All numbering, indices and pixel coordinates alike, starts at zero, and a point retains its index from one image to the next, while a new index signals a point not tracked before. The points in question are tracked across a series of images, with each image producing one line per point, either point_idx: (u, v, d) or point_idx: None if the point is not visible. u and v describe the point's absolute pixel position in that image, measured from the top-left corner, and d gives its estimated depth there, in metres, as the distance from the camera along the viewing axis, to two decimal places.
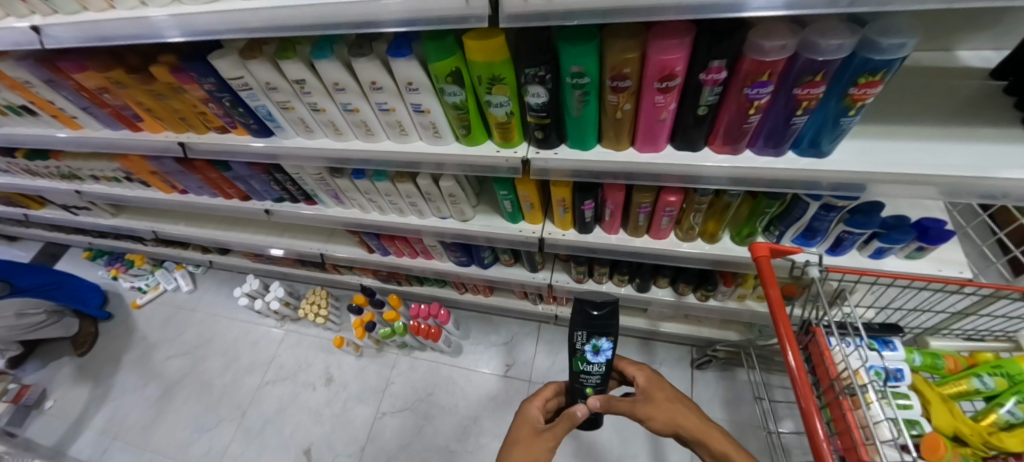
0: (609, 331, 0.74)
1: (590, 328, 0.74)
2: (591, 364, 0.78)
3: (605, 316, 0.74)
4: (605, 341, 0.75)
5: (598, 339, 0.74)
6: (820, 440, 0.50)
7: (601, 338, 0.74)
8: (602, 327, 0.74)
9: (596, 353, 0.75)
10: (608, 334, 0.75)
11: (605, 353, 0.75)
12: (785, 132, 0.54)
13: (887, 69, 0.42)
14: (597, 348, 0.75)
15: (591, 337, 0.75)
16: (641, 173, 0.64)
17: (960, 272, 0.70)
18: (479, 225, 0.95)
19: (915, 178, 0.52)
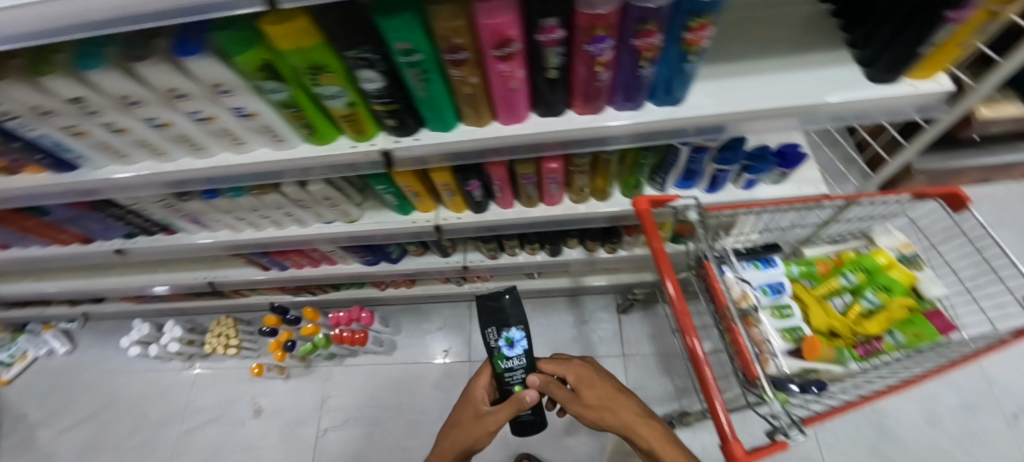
0: (516, 321, 0.80)
1: (496, 323, 0.80)
2: (510, 359, 0.80)
3: (508, 309, 0.80)
4: (516, 333, 0.80)
5: (509, 330, 0.80)
6: (708, 376, 0.54)
7: (510, 330, 0.80)
8: (507, 317, 0.80)
9: (509, 345, 0.80)
10: (516, 324, 0.80)
11: (519, 344, 0.80)
12: (637, 85, 0.52)
13: (711, 9, 0.41)
14: (511, 340, 0.80)
15: (502, 332, 0.80)
16: (511, 147, 0.61)
17: (818, 189, 0.76)
18: (371, 222, 0.88)
19: (757, 114, 0.54)
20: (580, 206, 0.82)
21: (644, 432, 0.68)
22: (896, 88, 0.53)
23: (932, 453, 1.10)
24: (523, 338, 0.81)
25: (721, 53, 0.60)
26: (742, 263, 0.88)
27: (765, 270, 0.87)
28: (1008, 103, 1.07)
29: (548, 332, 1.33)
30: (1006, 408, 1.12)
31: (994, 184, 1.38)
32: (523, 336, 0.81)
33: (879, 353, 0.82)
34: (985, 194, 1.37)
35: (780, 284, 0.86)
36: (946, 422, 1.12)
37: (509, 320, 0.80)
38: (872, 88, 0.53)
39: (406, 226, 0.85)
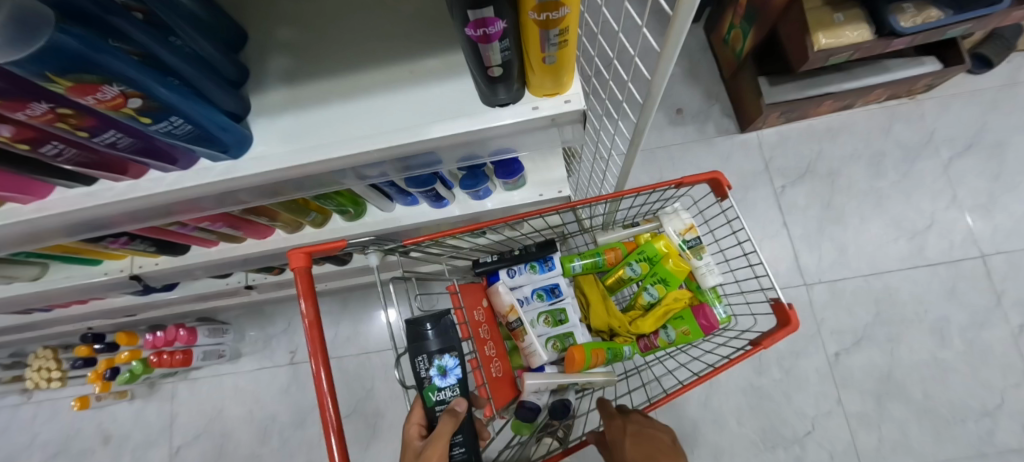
0: (454, 343, 0.57)
1: (429, 350, 0.56)
2: (443, 392, 0.56)
3: (441, 334, 0.57)
4: (451, 359, 0.57)
5: (440, 358, 0.56)
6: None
7: (445, 356, 0.56)
8: (446, 337, 0.57)
9: (443, 375, 0.56)
10: (450, 349, 0.57)
11: (454, 372, 0.57)
12: (125, 151, 0.35)
13: (49, 73, 0.24)
14: (442, 370, 0.56)
15: (432, 358, 0.56)
16: (61, 227, 0.45)
17: (559, 193, 0.64)
18: (59, 278, 0.73)
19: (337, 164, 0.40)
20: (293, 238, 0.67)
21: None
22: (519, 112, 0.38)
23: (752, 401, 1.11)
24: (461, 365, 0.57)
25: (314, 66, 0.42)
26: (518, 267, 0.78)
27: (543, 273, 0.79)
28: (847, 27, 0.93)
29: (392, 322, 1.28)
30: (828, 349, 1.12)
31: (856, 110, 1.28)
32: (461, 363, 0.57)
33: (654, 348, 0.77)
34: (845, 123, 1.27)
35: (556, 286, 0.79)
36: (770, 369, 1.13)
37: (450, 341, 0.57)
38: (482, 114, 0.38)
39: (95, 280, 0.70)
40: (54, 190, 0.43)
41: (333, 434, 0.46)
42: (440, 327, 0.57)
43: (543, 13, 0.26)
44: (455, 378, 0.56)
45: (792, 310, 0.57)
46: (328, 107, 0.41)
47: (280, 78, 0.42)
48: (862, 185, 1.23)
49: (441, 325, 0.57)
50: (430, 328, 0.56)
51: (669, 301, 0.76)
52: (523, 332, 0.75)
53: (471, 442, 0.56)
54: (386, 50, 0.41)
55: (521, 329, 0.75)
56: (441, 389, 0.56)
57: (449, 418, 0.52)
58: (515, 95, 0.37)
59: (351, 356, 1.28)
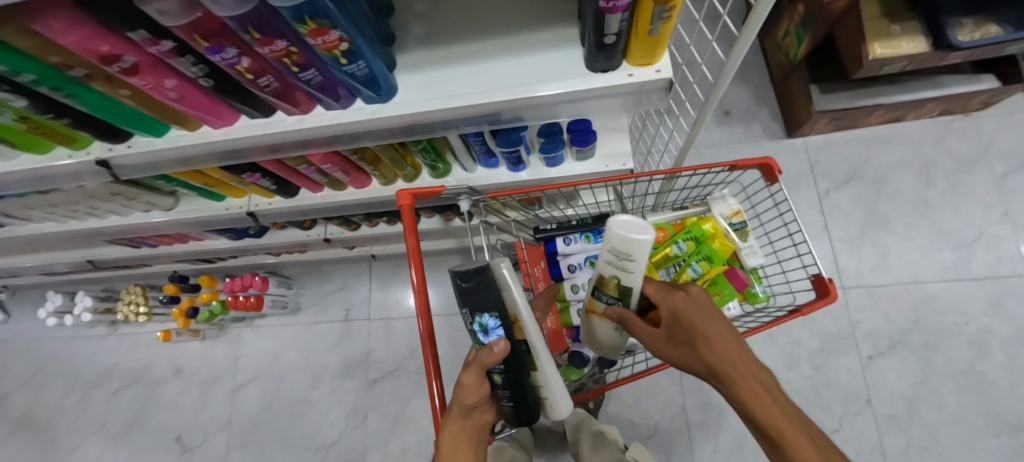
0: (497, 306, 0.55)
1: (471, 304, 0.57)
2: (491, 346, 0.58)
3: (482, 291, 0.55)
4: (492, 318, 0.56)
5: (480, 317, 0.56)
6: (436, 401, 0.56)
7: (485, 315, 0.56)
8: (487, 298, 0.55)
9: (486, 332, 0.56)
10: (492, 309, 0.56)
11: (495, 331, 0.56)
12: (316, 88, 0.46)
13: (307, 14, 0.35)
14: (482, 327, 0.56)
15: (472, 314, 0.56)
16: (234, 152, 0.56)
17: (623, 166, 0.72)
18: (187, 210, 0.86)
19: (465, 111, 0.49)
20: (387, 189, 0.78)
21: (799, 436, 0.37)
22: (616, 77, 0.47)
23: None
24: (501, 325, 0.56)
25: (444, 33, 0.52)
26: (574, 235, 0.87)
27: (596, 242, 0.87)
28: (904, 38, 0.96)
29: (440, 289, 1.38)
30: (862, 351, 1.15)
31: (908, 122, 1.29)
32: (501, 323, 0.55)
33: None
34: (895, 134, 1.29)
35: None
36: (800, 365, 1.17)
37: (488, 301, 0.55)
38: (586, 77, 0.47)
39: (218, 214, 0.83)
40: (239, 118, 0.55)
41: (434, 378, 0.57)
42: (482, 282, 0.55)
43: None
44: (498, 335, 0.56)
45: (833, 283, 0.65)
46: (459, 66, 0.50)
47: (416, 41, 0.52)
48: (909, 195, 1.25)
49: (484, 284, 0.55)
50: (471, 289, 0.56)
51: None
52: (521, 324, 0.58)
53: (512, 378, 0.58)
54: (506, 22, 0.50)
55: (519, 318, 0.58)
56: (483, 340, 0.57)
57: (480, 357, 0.52)
58: (614, 64, 0.46)
59: (399, 317, 1.38)
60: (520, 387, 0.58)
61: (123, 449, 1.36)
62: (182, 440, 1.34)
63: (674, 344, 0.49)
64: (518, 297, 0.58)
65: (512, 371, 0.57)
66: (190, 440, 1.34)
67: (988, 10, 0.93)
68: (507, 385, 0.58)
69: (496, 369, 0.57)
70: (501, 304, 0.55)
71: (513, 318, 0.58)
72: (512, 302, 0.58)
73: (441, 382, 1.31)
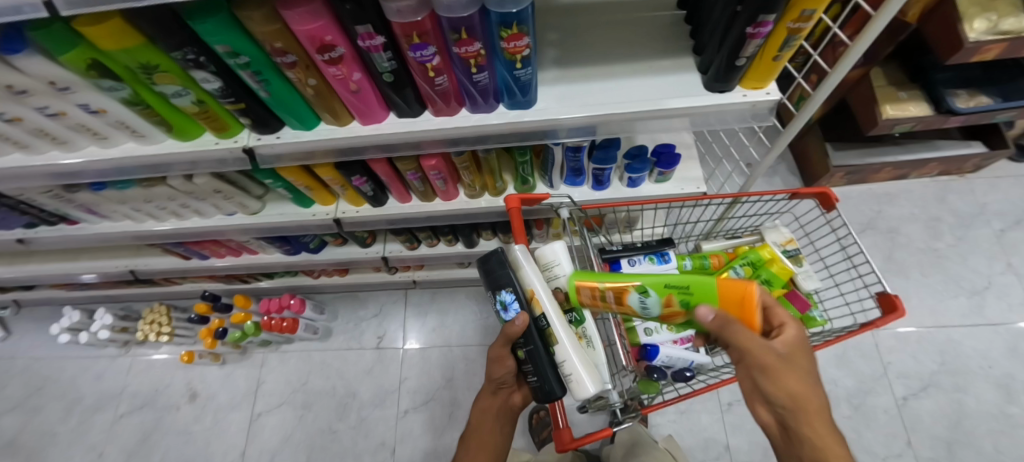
0: (507, 280, 0.61)
1: (492, 284, 0.63)
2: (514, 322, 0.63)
3: (499, 269, 0.62)
4: (509, 294, 0.61)
5: (500, 293, 0.63)
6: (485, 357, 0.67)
7: (502, 293, 0.62)
8: (500, 276, 0.62)
9: (506, 308, 0.62)
10: (507, 285, 0.61)
11: (512, 306, 0.61)
12: (477, 89, 0.54)
13: (517, 20, 0.43)
14: (502, 305, 0.62)
15: (494, 295, 0.63)
16: (371, 145, 0.62)
17: (697, 189, 0.80)
18: (271, 214, 0.89)
19: (599, 119, 0.56)
20: (474, 202, 0.84)
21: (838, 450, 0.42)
22: (731, 97, 0.56)
23: None
24: (517, 298, 0.61)
25: (578, 58, 0.61)
26: (638, 257, 0.92)
27: (660, 264, 0.92)
28: (911, 103, 1.12)
29: (477, 319, 1.39)
30: (896, 392, 1.18)
31: (910, 180, 1.44)
32: (516, 297, 0.60)
33: None
34: (901, 191, 1.43)
35: (672, 277, 0.91)
36: (838, 405, 1.18)
37: (502, 278, 0.62)
38: (706, 96, 0.56)
39: (305, 219, 0.86)
40: (386, 116, 0.61)
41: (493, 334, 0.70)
42: (498, 262, 0.62)
43: (798, 23, 0.45)
44: (514, 309, 0.61)
45: (899, 298, 0.69)
46: (592, 83, 0.59)
47: (553, 63, 0.61)
48: (920, 245, 1.35)
49: (497, 264, 0.62)
50: (488, 269, 0.63)
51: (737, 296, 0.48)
52: (538, 299, 0.61)
53: (532, 351, 0.61)
54: (632, 52, 0.60)
55: (532, 291, 0.61)
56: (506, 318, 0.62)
57: (504, 330, 0.61)
58: (730, 86, 0.55)
59: (434, 346, 1.36)
60: (541, 361, 0.61)
61: None
62: None
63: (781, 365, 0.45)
64: (531, 273, 0.62)
65: (533, 344, 0.61)
66: None
67: (976, 85, 1.10)
68: (531, 360, 0.61)
69: (519, 343, 0.62)
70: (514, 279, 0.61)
71: (530, 291, 0.61)
72: (523, 276, 0.62)
73: None
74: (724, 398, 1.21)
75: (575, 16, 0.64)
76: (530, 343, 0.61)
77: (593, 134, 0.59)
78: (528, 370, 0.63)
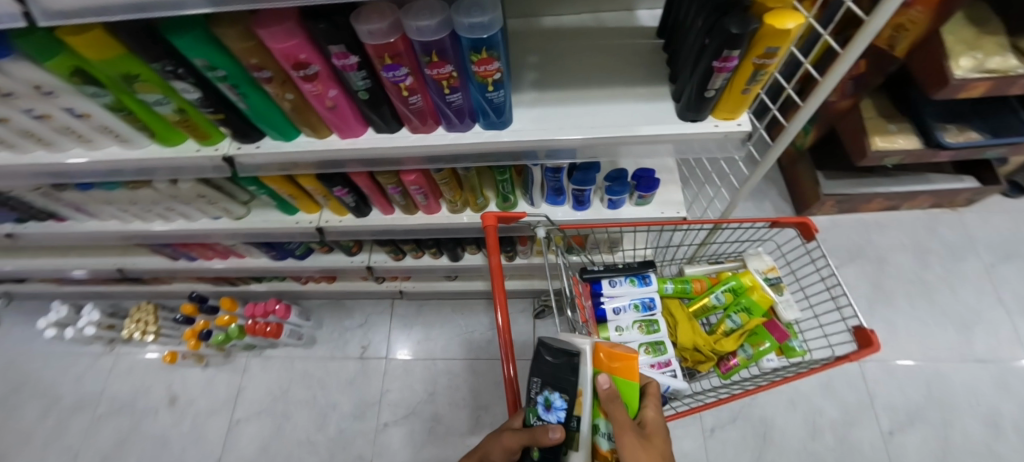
0: (567, 384, 0.53)
1: (546, 376, 0.55)
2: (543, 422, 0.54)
3: (562, 367, 0.54)
4: (560, 398, 0.53)
5: (548, 389, 0.54)
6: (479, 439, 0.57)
7: (553, 392, 0.53)
8: (560, 374, 0.54)
9: (547, 408, 0.53)
10: (562, 388, 0.53)
11: (558, 412, 0.53)
12: (452, 110, 0.54)
13: (485, 45, 0.44)
14: (545, 402, 0.54)
15: (540, 385, 0.55)
16: (348, 159, 0.63)
17: (677, 214, 0.80)
18: (256, 220, 0.90)
19: (572, 143, 0.57)
20: (455, 217, 0.84)
21: None
22: (703, 127, 0.56)
23: None
24: (568, 408, 0.53)
25: (556, 82, 0.62)
26: (619, 278, 0.92)
27: (641, 286, 0.91)
28: (900, 135, 1.13)
29: (462, 333, 1.38)
30: (883, 426, 1.15)
31: (902, 211, 1.43)
32: (569, 405, 0.52)
33: (734, 368, 0.87)
34: (892, 221, 1.42)
35: (652, 301, 0.90)
36: (824, 438, 1.15)
37: (561, 378, 0.54)
38: (678, 124, 0.56)
39: (288, 226, 0.87)
40: (365, 131, 0.62)
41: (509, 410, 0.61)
42: (564, 362, 0.54)
43: (763, 59, 0.46)
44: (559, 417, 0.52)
45: (873, 333, 0.68)
46: (568, 106, 0.59)
47: (531, 86, 0.62)
48: (911, 276, 1.34)
49: (563, 363, 0.54)
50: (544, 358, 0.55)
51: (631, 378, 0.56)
52: (584, 405, 0.54)
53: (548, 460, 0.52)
54: (608, 77, 0.61)
55: (581, 395, 0.54)
56: (542, 418, 0.54)
57: (536, 433, 0.50)
58: (703, 116, 0.55)
59: (417, 359, 1.36)
60: None
61: None
62: None
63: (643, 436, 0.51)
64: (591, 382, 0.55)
65: (554, 454, 0.52)
66: None
67: (963, 119, 1.11)
68: None
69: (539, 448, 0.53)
70: (574, 387, 0.53)
71: (581, 397, 0.54)
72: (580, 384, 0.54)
73: (455, 432, 1.24)
74: (707, 426, 1.18)
75: (555, 41, 0.66)
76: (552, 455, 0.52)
77: (576, 157, 0.61)
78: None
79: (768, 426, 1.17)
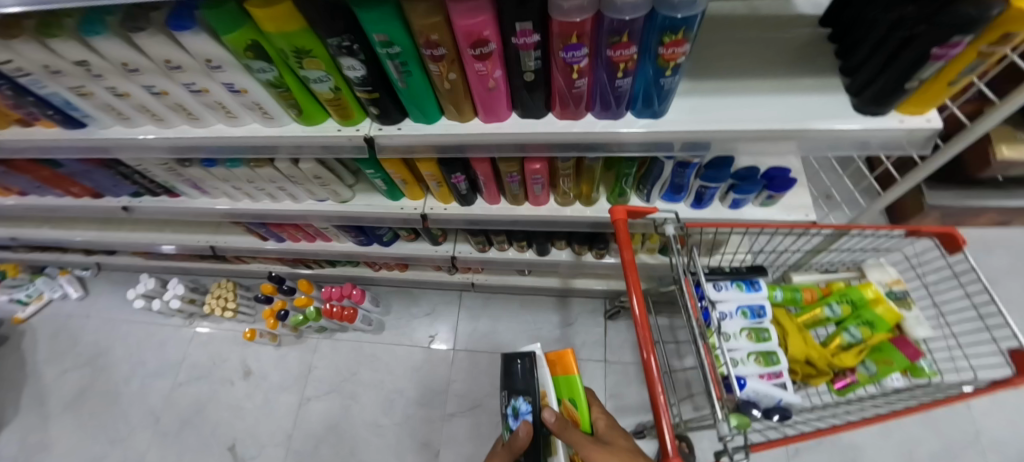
0: (527, 385, 0.74)
1: (514, 389, 0.75)
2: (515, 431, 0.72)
3: (525, 374, 0.75)
4: (524, 403, 0.73)
5: (516, 399, 0.74)
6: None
7: (520, 399, 0.73)
8: (522, 380, 0.75)
9: (517, 415, 0.72)
10: (524, 393, 0.74)
11: (525, 414, 0.71)
12: (614, 95, 0.52)
13: (685, 25, 0.42)
14: (516, 410, 0.72)
15: (508, 397, 0.74)
16: (488, 144, 0.61)
17: (806, 217, 0.75)
18: (359, 204, 0.90)
19: (735, 135, 0.54)
20: (563, 210, 0.82)
21: None
22: (886, 122, 0.52)
23: None
24: (532, 408, 0.72)
25: (713, 71, 0.58)
26: (726, 282, 0.87)
27: (749, 292, 0.87)
28: None
29: (530, 329, 1.36)
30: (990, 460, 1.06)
31: (1012, 230, 1.32)
32: (531, 406, 0.72)
33: (852, 385, 0.83)
34: (998, 240, 1.32)
35: (762, 308, 0.85)
36: None
37: (522, 384, 0.75)
38: (857, 119, 0.52)
39: (393, 211, 0.87)
40: (509, 116, 0.60)
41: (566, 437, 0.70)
42: (522, 368, 0.76)
43: (995, 46, 0.41)
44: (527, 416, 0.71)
45: None
46: (729, 96, 0.56)
47: (684, 74, 0.59)
48: (1022, 301, 1.23)
49: (523, 366, 0.76)
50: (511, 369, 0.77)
51: (568, 373, 0.78)
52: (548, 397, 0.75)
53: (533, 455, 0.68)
54: (771, 66, 0.57)
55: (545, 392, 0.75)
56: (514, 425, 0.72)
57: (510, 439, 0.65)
58: (887, 110, 0.51)
59: (484, 351, 1.35)
60: None
61: (173, 448, 1.32)
62: (236, 451, 1.30)
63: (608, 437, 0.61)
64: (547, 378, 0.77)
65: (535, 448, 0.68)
66: (243, 451, 1.30)
67: None
68: None
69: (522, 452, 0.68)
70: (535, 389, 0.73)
71: (540, 395, 0.75)
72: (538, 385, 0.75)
73: None
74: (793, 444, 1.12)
75: (706, 27, 0.62)
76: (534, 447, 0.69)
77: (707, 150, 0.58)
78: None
79: (860, 450, 1.10)
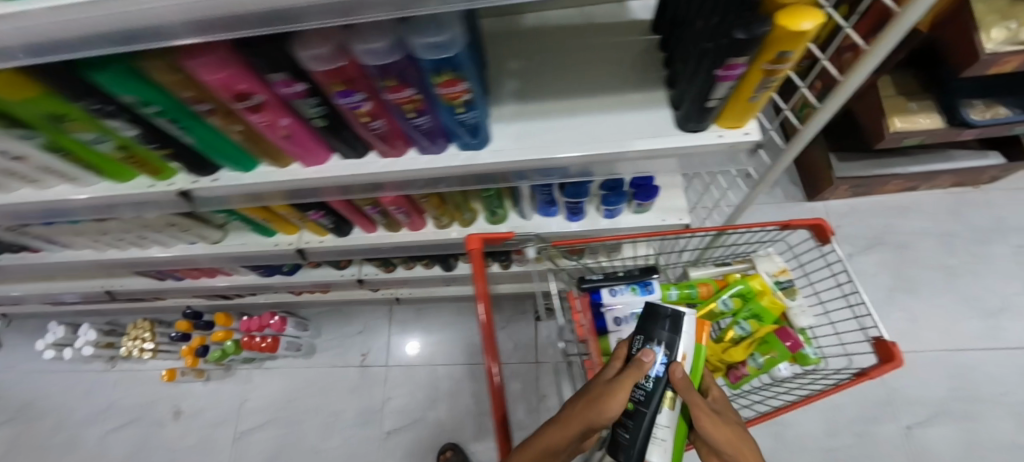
0: (665, 341, 0.58)
1: (647, 334, 0.59)
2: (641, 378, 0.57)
3: (672, 327, 0.58)
4: (661, 354, 0.57)
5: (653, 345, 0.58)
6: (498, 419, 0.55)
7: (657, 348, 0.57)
8: (665, 334, 0.58)
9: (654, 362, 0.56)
10: (665, 345, 0.58)
11: (659, 367, 0.56)
12: (421, 133, 0.48)
13: (447, 66, 0.38)
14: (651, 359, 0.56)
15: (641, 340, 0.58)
16: (315, 187, 0.57)
17: (680, 221, 0.74)
18: (234, 243, 0.85)
19: (558, 163, 0.51)
20: (441, 233, 0.79)
21: None
22: (707, 138, 0.49)
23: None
24: (668, 363, 0.57)
25: (541, 90, 0.55)
26: (620, 287, 0.86)
27: (643, 296, 0.86)
28: (921, 114, 1.04)
29: (464, 338, 1.35)
30: (903, 420, 1.11)
31: (921, 192, 1.35)
32: (670, 360, 0.57)
33: (744, 377, 0.84)
34: (911, 202, 1.34)
35: (655, 309, 0.86)
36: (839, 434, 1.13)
37: (663, 335, 0.58)
38: (678, 136, 0.50)
39: (266, 249, 0.82)
40: (330, 159, 0.56)
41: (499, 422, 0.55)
42: (670, 322, 0.59)
43: (774, 64, 0.39)
44: (660, 370, 0.56)
45: (896, 346, 0.63)
46: (554, 119, 0.53)
47: (512, 96, 0.55)
48: (931, 262, 1.27)
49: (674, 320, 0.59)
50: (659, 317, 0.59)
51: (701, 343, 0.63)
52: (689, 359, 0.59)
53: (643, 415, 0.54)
54: (598, 81, 0.54)
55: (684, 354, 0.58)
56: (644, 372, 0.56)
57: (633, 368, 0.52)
58: (703, 126, 0.49)
59: (419, 365, 1.33)
60: (644, 427, 0.54)
61: None
62: None
63: (719, 423, 0.54)
64: (692, 339, 0.60)
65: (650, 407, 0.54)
66: None
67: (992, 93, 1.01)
68: (635, 426, 0.54)
69: (639, 400, 0.55)
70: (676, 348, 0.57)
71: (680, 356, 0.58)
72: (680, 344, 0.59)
73: (461, 438, 1.23)
74: None
75: (538, 41, 0.59)
76: (647, 405, 0.55)
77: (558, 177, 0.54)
78: (626, 434, 0.54)
79: (782, 424, 1.14)
